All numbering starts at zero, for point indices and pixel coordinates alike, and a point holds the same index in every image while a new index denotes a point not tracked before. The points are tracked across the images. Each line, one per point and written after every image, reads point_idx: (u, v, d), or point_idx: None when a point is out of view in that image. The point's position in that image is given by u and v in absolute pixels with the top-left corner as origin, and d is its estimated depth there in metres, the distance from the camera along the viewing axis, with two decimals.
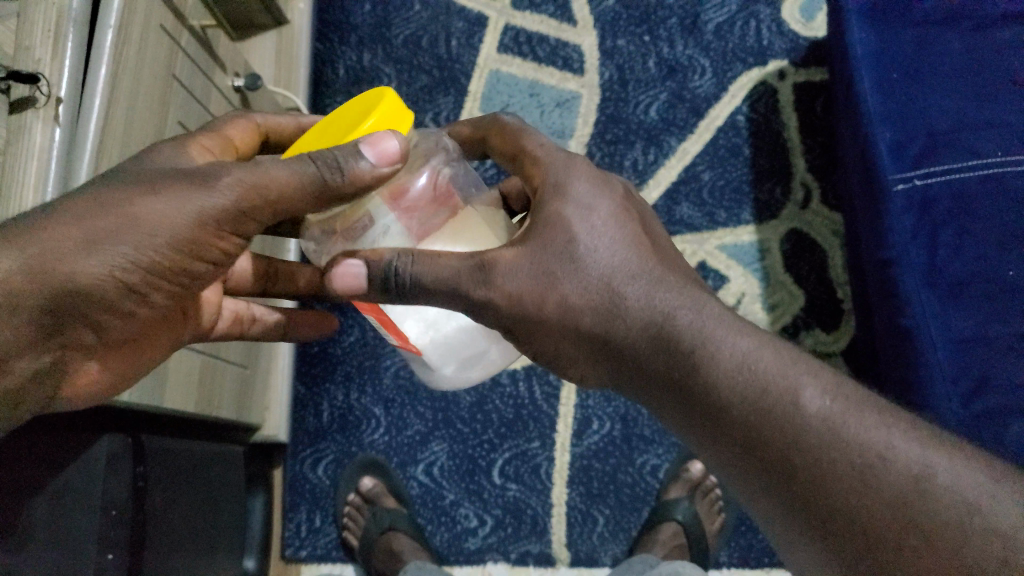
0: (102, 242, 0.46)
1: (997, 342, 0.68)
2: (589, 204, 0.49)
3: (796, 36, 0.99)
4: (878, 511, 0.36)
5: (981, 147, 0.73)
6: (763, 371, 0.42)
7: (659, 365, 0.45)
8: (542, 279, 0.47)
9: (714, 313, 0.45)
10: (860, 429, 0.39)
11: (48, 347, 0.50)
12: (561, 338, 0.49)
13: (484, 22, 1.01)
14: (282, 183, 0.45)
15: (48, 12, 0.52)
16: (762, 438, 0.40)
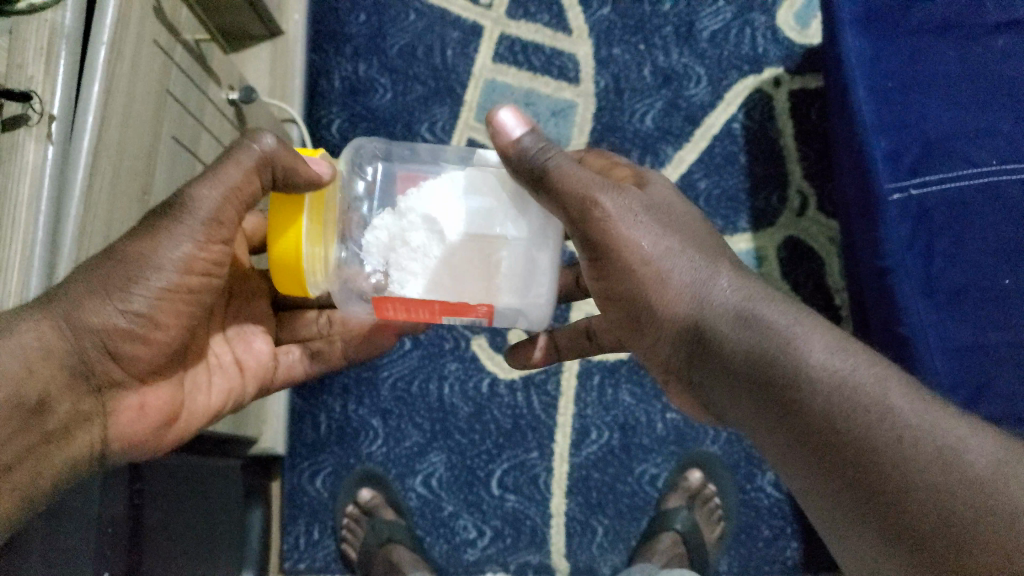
0: (112, 284, 0.50)
1: (995, 352, 0.68)
2: (679, 205, 0.53)
3: (791, 43, 0.99)
4: (959, 497, 0.37)
5: (978, 157, 0.73)
6: (854, 364, 0.41)
7: (748, 347, 0.44)
8: (652, 223, 0.49)
9: (801, 313, 0.45)
10: (945, 422, 0.39)
11: (89, 392, 0.52)
12: (650, 296, 0.49)
13: (479, 31, 1.01)
14: (237, 178, 0.53)
15: (40, 30, 0.52)
16: (848, 427, 0.39)
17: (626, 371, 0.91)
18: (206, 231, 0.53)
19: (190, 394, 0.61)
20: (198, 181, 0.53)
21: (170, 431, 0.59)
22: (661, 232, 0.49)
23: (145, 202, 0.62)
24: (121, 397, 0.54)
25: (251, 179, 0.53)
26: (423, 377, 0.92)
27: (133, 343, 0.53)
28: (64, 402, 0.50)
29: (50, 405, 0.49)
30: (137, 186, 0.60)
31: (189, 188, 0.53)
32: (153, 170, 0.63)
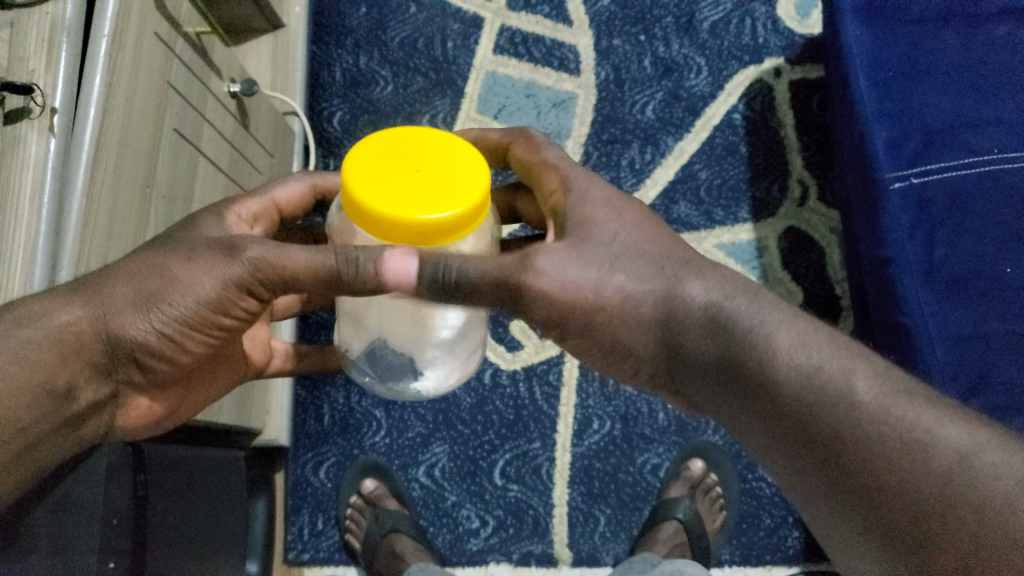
0: (153, 300, 0.48)
1: (995, 340, 0.68)
2: (615, 210, 0.48)
3: (791, 33, 1.00)
4: (926, 486, 0.37)
5: (978, 144, 0.73)
6: (819, 351, 0.42)
7: (714, 351, 0.44)
8: (591, 271, 0.46)
9: (768, 306, 0.45)
10: (918, 408, 0.40)
11: (107, 386, 0.53)
12: (617, 329, 0.48)
13: (480, 23, 1.01)
14: (299, 269, 0.46)
15: (41, 24, 0.52)
16: (817, 423, 0.40)
17: None
18: (253, 291, 0.48)
19: (196, 397, 0.62)
20: (261, 249, 0.47)
21: (173, 419, 0.60)
22: (603, 274, 0.46)
23: (147, 195, 0.61)
24: (134, 397, 0.56)
25: (309, 275, 0.46)
26: None
27: (156, 360, 0.52)
28: (88, 392, 0.51)
29: (75, 393, 0.50)
30: (139, 180, 0.60)
31: (251, 245, 0.47)
32: (155, 163, 0.62)
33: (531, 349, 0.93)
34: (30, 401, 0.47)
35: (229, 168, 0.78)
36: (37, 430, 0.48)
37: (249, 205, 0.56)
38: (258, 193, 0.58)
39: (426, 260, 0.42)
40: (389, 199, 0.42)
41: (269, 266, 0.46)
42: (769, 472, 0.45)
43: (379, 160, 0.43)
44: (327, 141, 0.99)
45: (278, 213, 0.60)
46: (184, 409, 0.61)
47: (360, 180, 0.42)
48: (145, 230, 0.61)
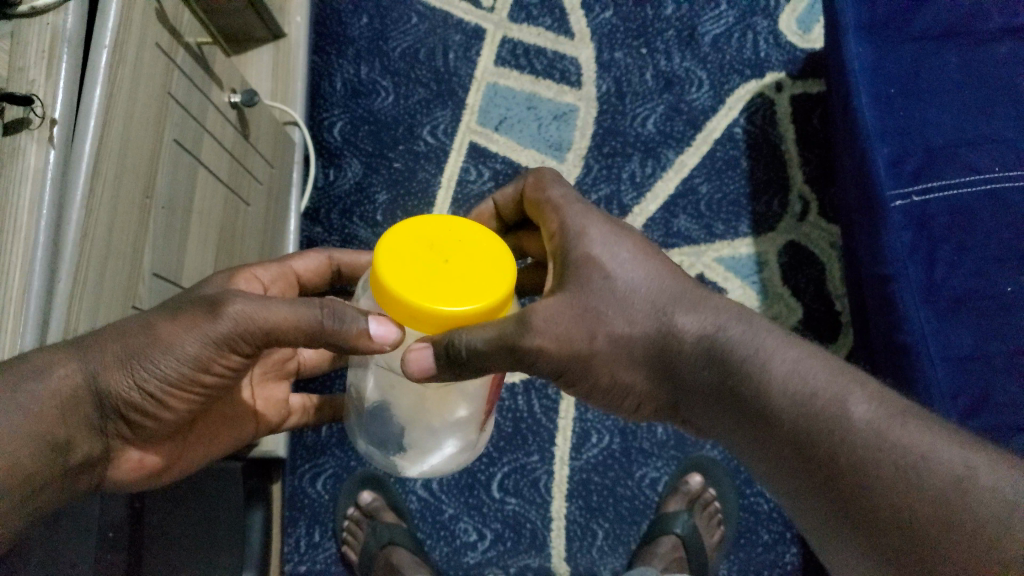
0: (137, 358, 0.50)
1: (995, 360, 0.67)
2: (613, 245, 0.48)
3: (793, 47, 1.00)
4: (925, 509, 0.37)
5: (980, 163, 0.73)
6: (813, 379, 0.42)
7: (711, 381, 0.45)
8: (585, 316, 0.46)
9: (764, 329, 0.45)
10: (914, 431, 0.40)
11: (100, 441, 0.53)
12: (614, 371, 0.48)
13: (482, 34, 1.01)
14: (286, 326, 0.49)
15: (42, 34, 0.51)
16: (814, 451, 0.41)
17: None
18: (237, 345, 0.51)
19: (193, 453, 0.62)
20: (244, 302, 0.49)
21: (174, 468, 0.60)
22: (598, 319, 0.46)
23: (146, 206, 0.60)
24: (125, 449, 0.56)
25: (295, 331, 0.49)
26: None
27: (142, 415, 0.53)
28: (85, 445, 0.51)
29: (74, 444, 0.50)
30: (139, 190, 0.59)
31: (234, 295, 0.50)
32: (155, 174, 0.62)
33: None
34: (32, 450, 0.47)
35: (228, 179, 0.77)
36: (37, 481, 0.47)
37: (268, 269, 0.62)
38: (279, 262, 0.64)
39: (438, 345, 0.43)
40: (414, 283, 0.42)
41: (256, 326, 0.49)
42: (777, 500, 0.46)
43: (415, 245, 0.44)
44: (327, 151, 0.99)
45: (296, 279, 0.66)
46: (180, 462, 0.61)
47: (392, 263, 0.43)
48: (144, 243, 0.60)
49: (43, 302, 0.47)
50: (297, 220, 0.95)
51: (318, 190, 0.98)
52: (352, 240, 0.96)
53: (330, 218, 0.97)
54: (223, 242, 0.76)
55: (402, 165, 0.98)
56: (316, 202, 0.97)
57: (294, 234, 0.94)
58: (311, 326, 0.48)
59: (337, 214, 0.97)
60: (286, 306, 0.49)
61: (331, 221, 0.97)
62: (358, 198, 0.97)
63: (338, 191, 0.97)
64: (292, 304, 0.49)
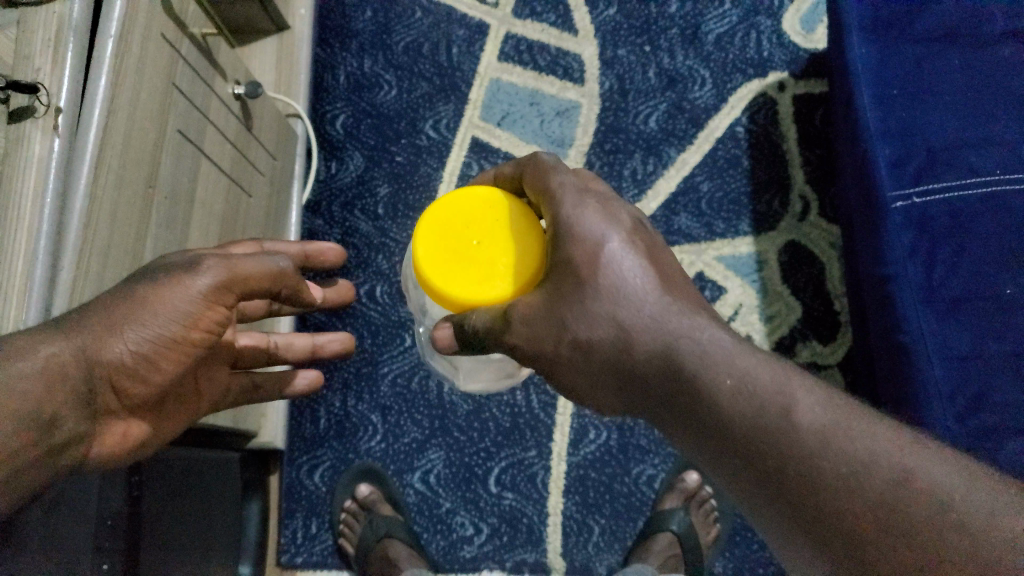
0: (125, 322, 0.49)
1: (992, 360, 0.68)
2: (602, 243, 0.45)
3: (796, 47, 1.00)
4: (869, 516, 0.35)
5: (981, 165, 0.74)
6: (759, 388, 0.40)
7: (664, 388, 0.42)
8: (557, 322, 0.45)
9: (715, 335, 0.42)
10: (858, 436, 0.37)
11: (86, 418, 0.50)
12: (582, 373, 0.47)
13: (485, 30, 1.01)
14: (258, 275, 0.54)
15: (48, 23, 0.51)
16: (765, 463, 0.38)
17: None
18: (219, 301, 0.53)
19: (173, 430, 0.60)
20: (215, 260, 0.53)
21: (158, 437, 0.59)
22: (573, 323, 0.45)
23: (149, 196, 0.60)
24: (111, 424, 0.54)
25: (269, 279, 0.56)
26: (423, 374, 0.92)
27: (132, 380, 0.52)
28: (72, 420, 0.49)
29: (60, 420, 0.48)
30: (142, 180, 0.59)
31: (205, 255, 0.53)
32: (158, 164, 0.62)
33: None
34: (14, 430, 0.44)
35: (230, 171, 0.77)
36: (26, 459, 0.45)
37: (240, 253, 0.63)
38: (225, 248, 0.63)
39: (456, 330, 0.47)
40: (441, 280, 0.46)
41: (236, 279, 0.53)
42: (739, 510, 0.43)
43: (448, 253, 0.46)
44: (329, 144, 0.99)
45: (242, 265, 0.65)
46: (162, 436, 0.59)
47: (433, 259, 0.46)
48: (146, 233, 0.60)
49: (46, 292, 0.48)
50: (298, 212, 0.96)
51: (320, 183, 0.99)
52: (353, 233, 0.96)
53: (331, 211, 0.97)
54: (225, 232, 0.76)
55: (404, 159, 0.98)
56: (318, 195, 0.98)
57: (295, 225, 0.95)
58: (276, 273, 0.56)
59: (338, 207, 0.98)
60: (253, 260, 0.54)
61: (332, 214, 0.97)
62: (360, 191, 0.98)
63: (340, 184, 0.98)
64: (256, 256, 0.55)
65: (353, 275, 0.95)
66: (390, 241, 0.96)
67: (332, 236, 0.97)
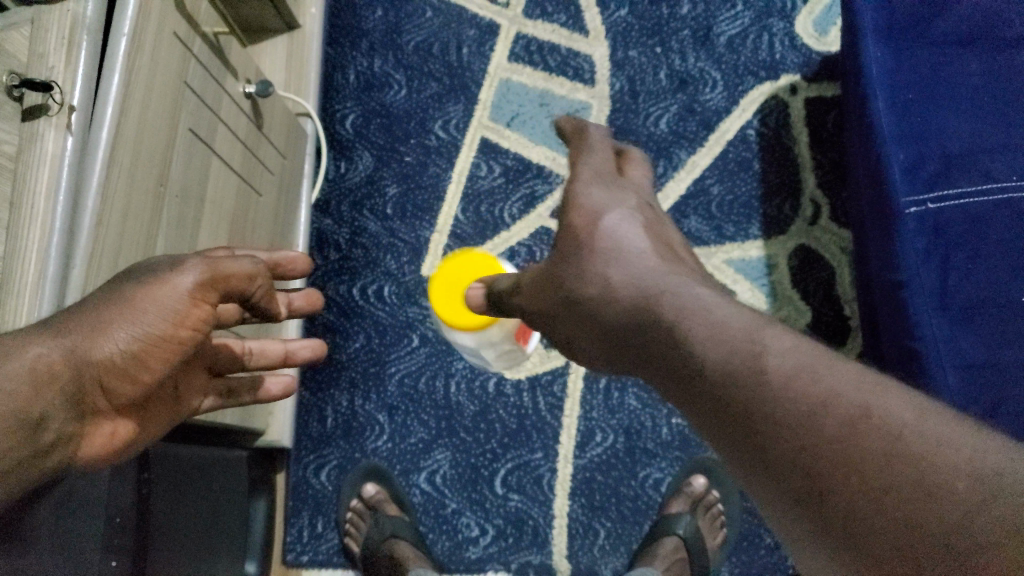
0: (111, 321, 0.45)
1: (1007, 369, 0.67)
2: (615, 214, 0.50)
3: (809, 50, 0.99)
4: (830, 451, 0.32)
5: (997, 171, 0.73)
6: (733, 332, 0.38)
7: (643, 335, 0.43)
8: (557, 278, 0.51)
9: (696, 292, 0.42)
10: (830, 376, 0.35)
11: (75, 418, 0.47)
12: (579, 335, 0.51)
13: (496, 30, 1.01)
14: (245, 276, 0.51)
15: (62, 20, 0.50)
16: (732, 401, 0.36)
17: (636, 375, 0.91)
18: (205, 299, 0.49)
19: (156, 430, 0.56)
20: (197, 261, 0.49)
21: (141, 436, 0.55)
22: (576, 277, 0.49)
23: (160, 194, 0.60)
24: (97, 423, 0.50)
25: (256, 277, 0.52)
26: (430, 374, 0.92)
27: (119, 379, 0.48)
28: (59, 420, 0.45)
29: (49, 421, 0.44)
30: (153, 178, 0.59)
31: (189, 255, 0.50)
32: (168, 163, 0.62)
33: (536, 360, 0.92)
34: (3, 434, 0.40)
35: (241, 169, 0.77)
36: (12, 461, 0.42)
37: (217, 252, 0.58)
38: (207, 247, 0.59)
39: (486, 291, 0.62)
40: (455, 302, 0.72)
41: (221, 276, 0.49)
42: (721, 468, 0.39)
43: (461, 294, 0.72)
44: (338, 143, 1.00)
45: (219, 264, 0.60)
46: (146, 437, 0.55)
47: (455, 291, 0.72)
48: (156, 230, 0.60)
49: (58, 289, 0.48)
50: (307, 212, 0.96)
51: (329, 183, 0.99)
52: (361, 233, 0.97)
53: (340, 210, 0.98)
54: (234, 231, 0.77)
55: (414, 160, 0.98)
56: (327, 194, 0.99)
57: (304, 225, 0.95)
58: (257, 274, 0.52)
59: (347, 207, 0.98)
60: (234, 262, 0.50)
61: (341, 213, 0.98)
62: (368, 191, 0.98)
63: (349, 184, 0.98)
64: (238, 256, 0.51)
65: (361, 274, 0.96)
66: (399, 242, 0.96)
67: (340, 236, 0.97)
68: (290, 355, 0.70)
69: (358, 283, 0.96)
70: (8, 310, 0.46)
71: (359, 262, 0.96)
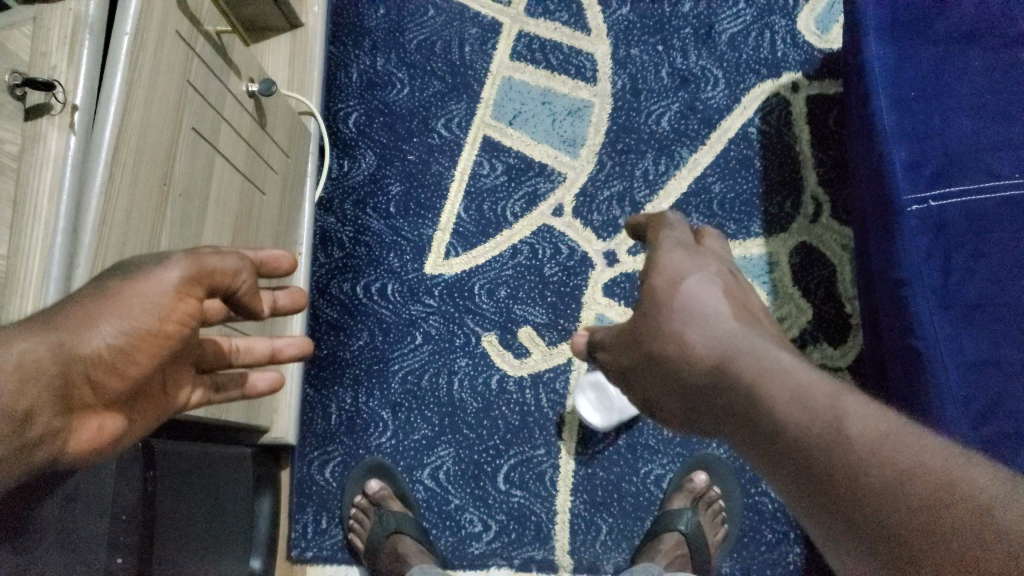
0: (97, 313, 0.44)
1: (1007, 366, 0.67)
2: (700, 283, 0.49)
3: (810, 47, 0.99)
4: (913, 519, 0.36)
5: (998, 168, 0.73)
6: (814, 399, 0.42)
7: (723, 398, 0.45)
8: (638, 339, 0.51)
9: (775, 355, 0.45)
10: (905, 446, 0.39)
11: (59, 409, 0.44)
12: (653, 390, 0.52)
13: (498, 28, 1.02)
14: (228, 271, 0.50)
15: (64, 20, 0.51)
16: (818, 468, 0.40)
17: None
18: (192, 293, 0.48)
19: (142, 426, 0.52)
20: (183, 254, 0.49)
21: (132, 431, 0.51)
22: (653, 338, 0.50)
23: (165, 193, 0.61)
24: (83, 416, 0.47)
25: (240, 272, 0.52)
26: (434, 371, 0.93)
27: (107, 374, 0.46)
28: (45, 414, 0.44)
29: (34, 413, 0.42)
30: (156, 177, 0.60)
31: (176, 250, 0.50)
32: (171, 162, 0.62)
33: (538, 357, 0.93)
34: None
35: (244, 168, 0.78)
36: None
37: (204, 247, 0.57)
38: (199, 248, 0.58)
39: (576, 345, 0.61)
40: None
41: (205, 272, 0.49)
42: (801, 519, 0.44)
43: None
44: (341, 142, 1.00)
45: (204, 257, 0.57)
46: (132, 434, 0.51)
47: None
48: (161, 228, 0.61)
49: (63, 286, 0.49)
50: (311, 210, 0.96)
51: (333, 181, 1.00)
52: (364, 232, 0.98)
53: (344, 209, 0.99)
54: (239, 229, 0.77)
55: (417, 158, 0.99)
56: (330, 192, 1.00)
57: (308, 223, 0.95)
58: (239, 271, 0.51)
59: (350, 206, 0.99)
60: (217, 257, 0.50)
61: (345, 212, 0.99)
62: (372, 189, 0.99)
63: (352, 182, 0.99)
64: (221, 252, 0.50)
65: (365, 272, 0.96)
66: (402, 240, 0.97)
67: (343, 234, 0.98)
68: (276, 352, 0.64)
69: (361, 281, 0.96)
70: (12, 304, 0.47)
71: (363, 260, 0.97)
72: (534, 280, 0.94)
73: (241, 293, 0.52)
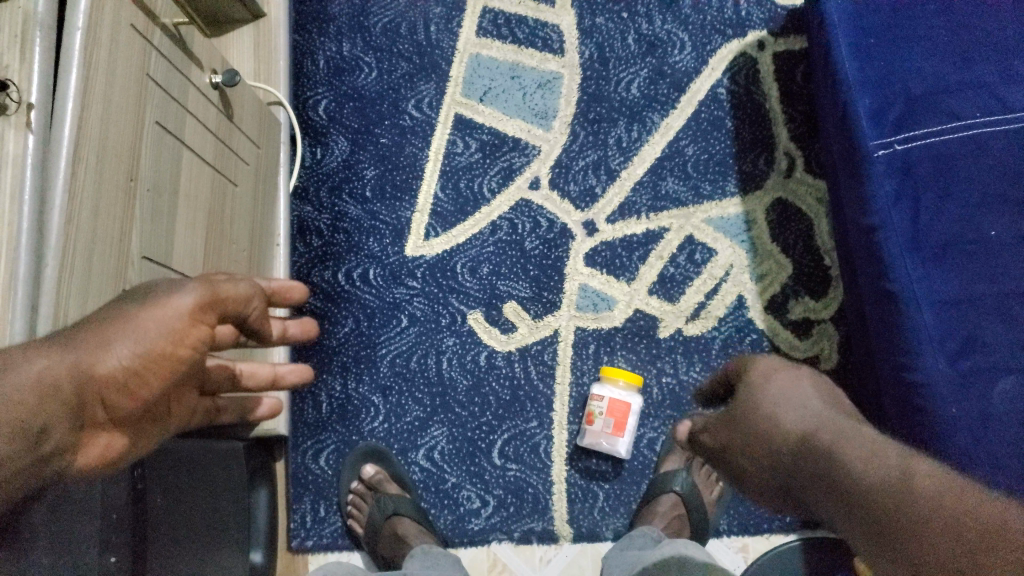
0: (107, 336, 0.44)
1: (981, 302, 0.69)
2: (791, 376, 0.52)
3: (773, 5, 1.00)
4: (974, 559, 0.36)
5: (961, 109, 0.74)
6: (890, 464, 0.43)
7: (804, 464, 0.46)
8: (729, 425, 0.54)
9: (858, 433, 0.46)
10: (975, 504, 0.39)
11: (72, 429, 0.44)
12: (746, 472, 0.52)
13: (462, 6, 1.01)
14: (238, 298, 0.51)
15: (13, 19, 0.50)
16: (891, 522, 0.40)
17: (621, 338, 0.93)
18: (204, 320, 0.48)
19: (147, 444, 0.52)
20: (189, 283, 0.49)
21: (137, 451, 0.51)
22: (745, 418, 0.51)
23: (132, 188, 0.60)
24: (92, 435, 0.47)
25: (252, 300, 0.53)
26: (422, 353, 0.93)
27: (118, 394, 0.46)
28: (60, 430, 0.43)
29: (51, 430, 0.42)
30: (123, 173, 0.59)
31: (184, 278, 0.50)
32: (137, 158, 0.61)
33: (525, 330, 0.93)
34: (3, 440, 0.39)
35: (213, 161, 0.77)
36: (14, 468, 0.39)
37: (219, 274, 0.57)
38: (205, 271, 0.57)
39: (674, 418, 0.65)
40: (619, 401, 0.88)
41: (219, 299, 0.50)
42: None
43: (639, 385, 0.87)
44: (312, 131, 0.99)
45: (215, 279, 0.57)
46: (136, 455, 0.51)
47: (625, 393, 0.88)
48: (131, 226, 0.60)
49: (31, 288, 0.48)
50: (286, 199, 0.95)
51: (306, 170, 0.99)
52: (342, 219, 0.97)
53: (319, 197, 0.98)
54: (213, 222, 0.76)
55: (389, 141, 0.98)
56: (304, 181, 0.99)
57: (284, 213, 0.94)
58: (248, 298, 0.52)
59: (326, 194, 0.98)
60: (228, 286, 0.51)
61: (321, 200, 0.98)
62: (346, 175, 0.98)
63: (325, 170, 0.98)
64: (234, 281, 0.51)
65: (346, 259, 0.96)
66: (380, 224, 0.96)
67: (321, 222, 0.97)
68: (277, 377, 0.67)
69: (342, 268, 0.96)
70: None
71: (343, 247, 0.96)
72: (516, 255, 0.94)
73: (253, 319, 0.54)
